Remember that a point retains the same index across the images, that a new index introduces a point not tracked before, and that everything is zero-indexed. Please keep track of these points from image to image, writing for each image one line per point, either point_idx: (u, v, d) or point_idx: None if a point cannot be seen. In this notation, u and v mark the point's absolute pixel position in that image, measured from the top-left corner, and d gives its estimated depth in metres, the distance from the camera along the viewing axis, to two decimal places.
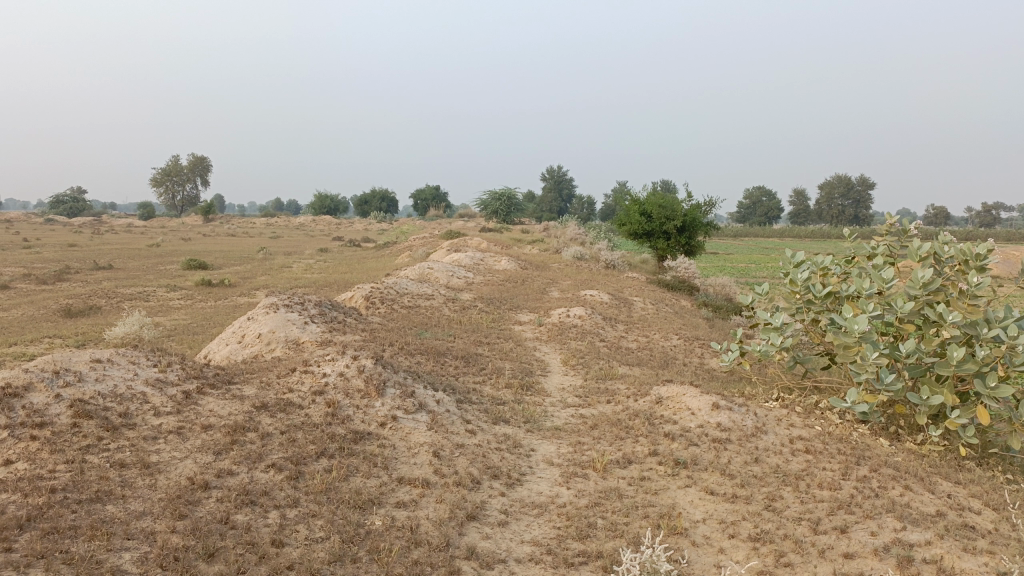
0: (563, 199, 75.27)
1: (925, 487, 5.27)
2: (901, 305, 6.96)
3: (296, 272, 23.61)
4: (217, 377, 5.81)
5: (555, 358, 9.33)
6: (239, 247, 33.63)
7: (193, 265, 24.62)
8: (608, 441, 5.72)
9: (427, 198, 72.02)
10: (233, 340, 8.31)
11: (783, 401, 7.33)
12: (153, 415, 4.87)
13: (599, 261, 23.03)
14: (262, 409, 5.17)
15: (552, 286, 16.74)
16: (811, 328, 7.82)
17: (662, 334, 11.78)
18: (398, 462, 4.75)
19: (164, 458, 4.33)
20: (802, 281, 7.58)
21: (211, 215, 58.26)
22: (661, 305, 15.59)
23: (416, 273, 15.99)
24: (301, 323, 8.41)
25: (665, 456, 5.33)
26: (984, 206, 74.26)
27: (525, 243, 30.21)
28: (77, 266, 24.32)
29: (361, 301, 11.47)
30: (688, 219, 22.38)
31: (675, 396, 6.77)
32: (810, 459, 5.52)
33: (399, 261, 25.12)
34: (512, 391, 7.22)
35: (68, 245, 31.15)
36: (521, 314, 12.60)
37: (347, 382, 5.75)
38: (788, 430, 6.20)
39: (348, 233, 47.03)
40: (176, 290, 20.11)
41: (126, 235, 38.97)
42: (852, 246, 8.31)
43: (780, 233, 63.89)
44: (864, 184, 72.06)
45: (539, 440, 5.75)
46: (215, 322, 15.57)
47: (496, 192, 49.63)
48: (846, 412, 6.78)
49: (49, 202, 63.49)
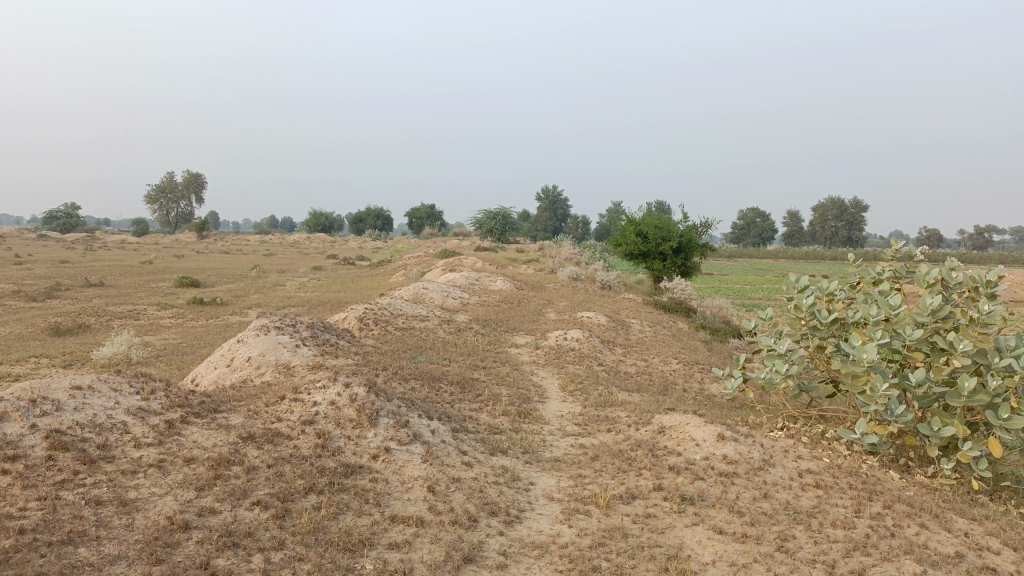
0: (559, 218, 75.23)
1: (941, 525, 5.05)
2: (909, 333, 6.76)
3: (290, 291, 23.35)
4: (202, 405, 5.57)
5: (553, 383, 9.11)
6: (232, 264, 33.39)
7: (186, 283, 24.36)
8: (610, 474, 5.49)
9: (422, 216, 71.97)
10: (222, 363, 8.06)
11: (788, 431, 7.11)
12: (133, 447, 4.63)
13: (595, 282, 22.84)
14: (248, 441, 4.93)
15: (548, 307, 16.52)
16: (817, 355, 7.61)
17: (661, 357, 11.58)
18: (391, 498, 4.52)
19: (143, 495, 4.08)
20: (807, 307, 7.38)
21: (205, 232, 58.05)
22: (659, 327, 15.40)
23: (411, 294, 15.78)
24: (292, 346, 8.18)
25: (671, 491, 5.10)
26: (977, 228, 74.60)
27: (520, 263, 30.06)
28: (68, 282, 24.02)
29: (355, 323, 11.25)
30: (684, 241, 22.24)
31: (678, 425, 6.54)
32: (820, 494, 5.29)
33: (394, 281, 24.91)
34: (509, 419, 6.99)
35: (60, 261, 30.86)
36: (517, 336, 12.38)
37: (338, 411, 5.51)
38: (796, 464, 5.98)
39: (342, 251, 46.78)
40: (167, 308, 19.84)
41: (119, 252, 38.73)
42: (857, 270, 8.13)
43: (774, 254, 63.84)
44: (857, 206, 72.33)
45: (538, 472, 5.51)
46: (206, 342, 15.31)
47: (491, 211, 49.54)
48: (854, 444, 6.57)
49: (43, 218, 63.24)
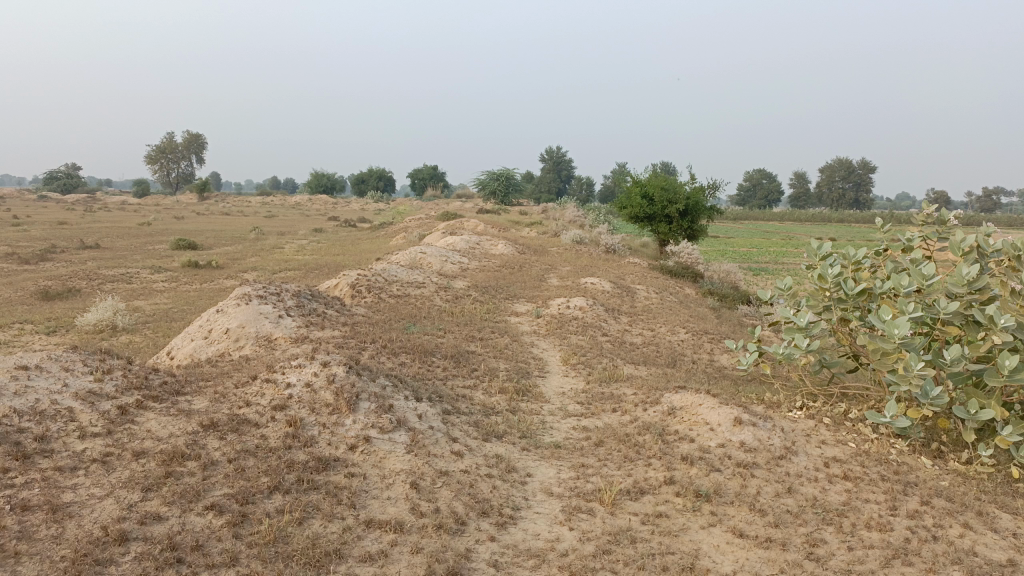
0: (562, 179, 74.06)
1: (985, 524, 4.51)
2: (944, 305, 6.15)
3: (288, 254, 22.73)
4: (163, 388, 5.01)
5: (554, 355, 8.57)
6: (230, 226, 32.75)
7: (182, 246, 23.77)
8: (616, 464, 4.94)
9: (425, 177, 70.95)
10: (199, 336, 7.48)
11: (808, 410, 6.56)
12: (76, 439, 4.08)
13: (599, 246, 22.20)
14: (209, 430, 4.38)
15: (551, 272, 15.92)
16: (840, 329, 7.02)
17: (668, 326, 11.02)
18: (368, 498, 3.98)
19: (79, 498, 3.55)
20: (832, 276, 6.76)
21: (206, 194, 57.30)
22: (665, 293, 14.81)
23: (408, 259, 15.17)
24: (274, 316, 7.62)
25: (684, 486, 4.55)
26: (985, 191, 73.62)
27: (523, 225, 29.48)
28: (62, 245, 23.39)
29: (346, 290, 10.67)
30: (691, 203, 21.51)
31: (690, 406, 5.98)
32: (850, 488, 4.75)
33: (393, 244, 24.29)
34: (506, 398, 6.44)
35: (56, 223, 30.24)
36: (518, 304, 11.80)
37: (313, 394, 4.95)
38: (820, 451, 5.43)
39: (343, 213, 46.14)
40: (161, 271, 19.26)
41: (121, 212, 38.09)
42: (884, 237, 7.52)
43: (780, 216, 62.87)
44: (865, 167, 71.26)
45: (536, 461, 4.96)
46: (196, 307, 14.76)
47: (494, 172, 48.62)
48: (882, 427, 6.00)
49: (43, 178, 62.54)
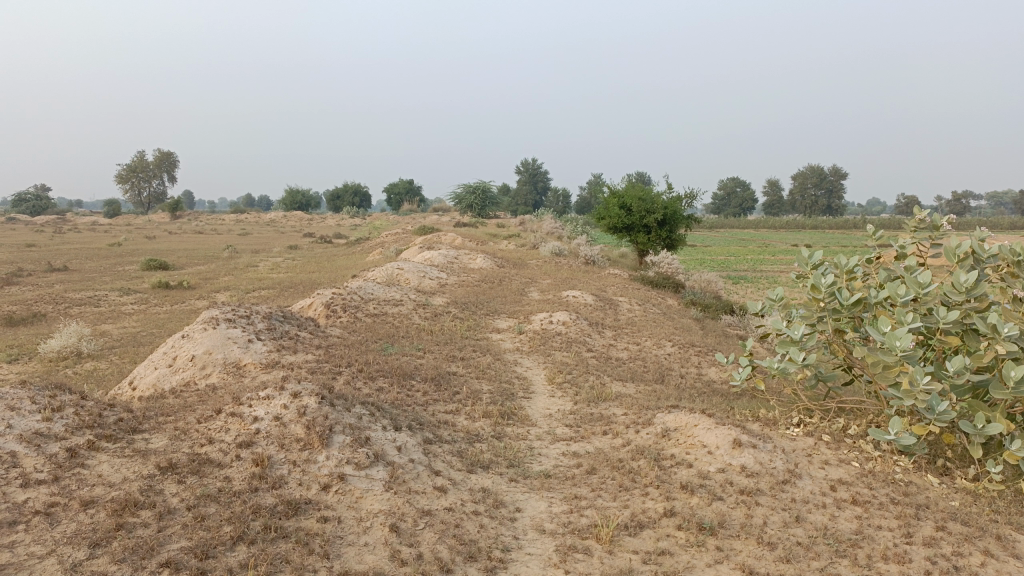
0: (538, 192, 74.02)
1: (1005, 548, 4.23)
2: (943, 314, 5.89)
3: (262, 272, 22.24)
4: (119, 427, 4.60)
5: (539, 374, 8.25)
6: (203, 245, 32.13)
7: (153, 266, 23.17)
8: (611, 494, 4.61)
9: (401, 192, 70.48)
10: (163, 363, 7.07)
11: (806, 427, 6.28)
12: (17, 488, 3.67)
13: (578, 258, 21.97)
14: (167, 473, 3.99)
15: (531, 286, 15.63)
16: (835, 341, 6.73)
17: (654, 340, 10.74)
18: (343, 545, 3.61)
19: (15, 558, 3.15)
20: (826, 286, 6.48)
21: (178, 213, 56.39)
22: (647, 304, 14.57)
23: (385, 276, 14.81)
24: (243, 341, 7.23)
25: (686, 518, 4.23)
26: (955, 195, 74.72)
27: (501, 238, 29.23)
28: (29, 268, 22.71)
29: (321, 310, 10.29)
30: (669, 212, 21.35)
31: (685, 427, 5.67)
32: (860, 514, 4.46)
33: (370, 260, 23.90)
34: (491, 423, 6.10)
35: (25, 245, 29.47)
36: (499, 320, 11.48)
37: (283, 428, 4.57)
38: (823, 472, 5.14)
39: (319, 230, 45.60)
40: (130, 293, 18.68)
41: (91, 234, 37.22)
42: (876, 244, 7.27)
43: (755, 224, 63.22)
44: (837, 174, 72.03)
45: (525, 494, 4.62)
46: (166, 330, 14.26)
47: (470, 185, 48.37)
48: (885, 446, 5.72)
49: (11, 200, 61.38)
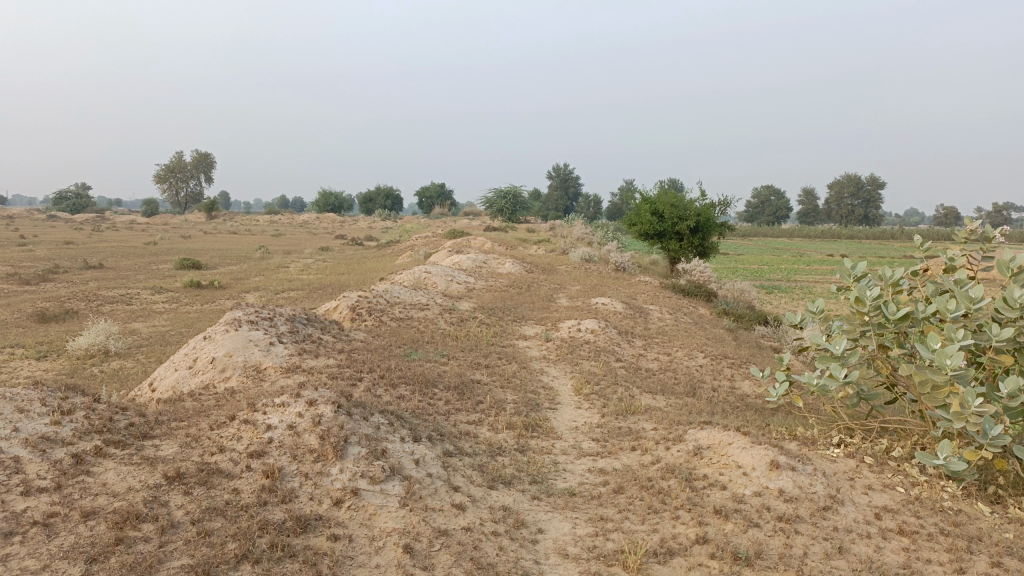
0: (569, 197, 73.69)
1: None
2: (996, 332, 5.52)
3: (292, 273, 22.25)
4: (129, 433, 4.45)
5: (566, 384, 8.00)
6: (235, 245, 32.35)
7: (186, 265, 23.33)
8: (638, 517, 4.36)
9: (433, 195, 70.58)
10: (183, 365, 6.94)
11: (846, 448, 5.95)
12: (18, 495, 3.51)
13: (608, 264, 21.66)
14: (174, 484, 3.83)
15: (560, 292, 15.37)
16: (878, 358, 6.39)
17: (685, 350, 10.43)
18: (353, 566, 3.41)
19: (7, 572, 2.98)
20: (871, 300, 6.14)
21: (213, 213, 57.05)
22: (679, 313, 14.23)
23: (412, 279, 14.67)
24: (264, 344, 7.08)
25: (720, 546, 3.96)
26: (996, 206, 72.96)
27: (531, 243, 29.03)
28: (66, 264, 23.01)
29: (346, 313, 10.15)
30: (702, 219, 20.95)
31: (718, 446, 5.39)
32: (908, 546, 4.15)
33: (399, 262, 23.82)
34: (515, 435, 5.87)
35: (64, 242, 29.92)
36: (526, 327, 11.24)
37: (296, 438, 4.39)
38: (867, 498, 4.83)
39: (350, 232, 45.73)
40: (161, 292, 18.78)
41: (127, 233, 37.61)
42: (923, 256, 6.90)
43: (790, 233, 62.20)
44: (874, 184, 70.73)
45: (548, 514, 4.38)
46: (194, 330, 14.24)
47: (501, 190, 48.22)
48: (932, 471, 5.38)
49: (53, 198, 62.65)
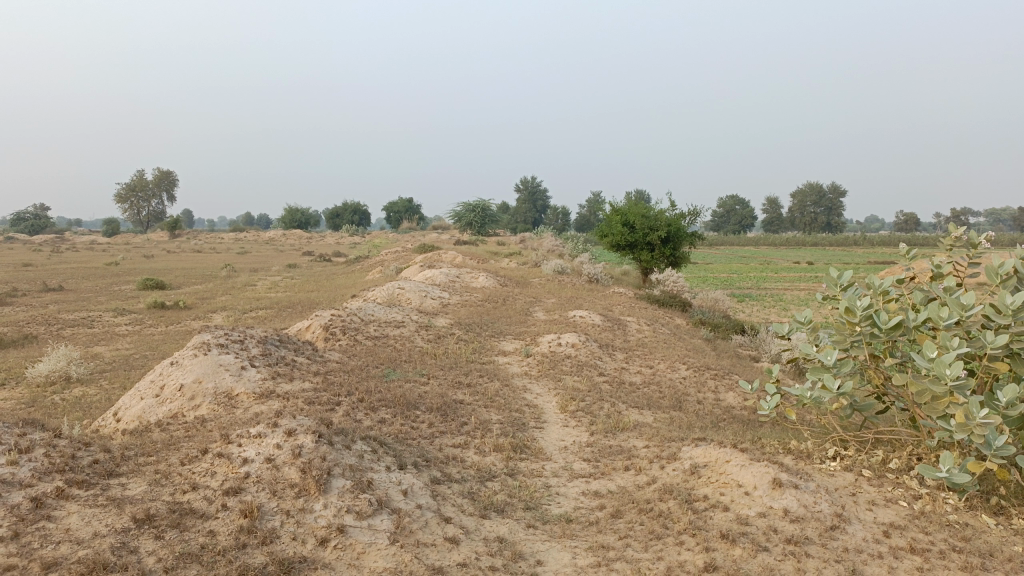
0: (538, 210, 73.72)
1: None
2: (992, 338, 5.41)
3: (260, 292, 21.73)
4: (94, 472, 4.13)
5: (549, 401, 7.78)
6: (201, 264, 31.68)
7: (150, 286, 22.70)
8: (641, 544, 4.14)
9: (401, 209, 70.13)
10: (150, 393, 6.58)
11: (842, 461, 5.81)
12: None
13: (581, 276, 21.52)
14: (144, 527, 3.52)
15: (536, 305, 15.18)
16: (871, 368, 6.24)
17: (667, 362, 10.27)
18: None
19: None
20: (862, 309, 5.99)
21: (177, 231, 55.97)
22: (656, 325, 14.10)
23: (385, 296, 14.37)
24: (236, 368, 6.76)
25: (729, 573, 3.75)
26: (954, 212, 74.58)
27: (502, 256, 28.86)
28: (23, 287, 22.26)
29: (319, 332, 9.83)
30: (673, 230, 20.94)
31: (716, 464, 5.20)
32: (921, 565, 3.99)
33: (370, 279, 23.46)
34: (503, 458, 5.64)
35: (21, 264, 29.06)
36: (504, 342, 11.01)
37: (275, 472, 4.11)
38: (872, 515, 4.67)
39: (317, 248, 45.13)
40: (125, 314, 18.19)
41: (88, 254, 36.56)
42: (910, 264, 6.80)
43: (755, 241, 62.84)
44: (836, 191, 71.92)
45: (546, 544, 4.14)
46: (160, 353, 13.76)
47: (470, 203, 48.03)
48: (932, 483, 5.24)
49: (10, 219, 61.07)
